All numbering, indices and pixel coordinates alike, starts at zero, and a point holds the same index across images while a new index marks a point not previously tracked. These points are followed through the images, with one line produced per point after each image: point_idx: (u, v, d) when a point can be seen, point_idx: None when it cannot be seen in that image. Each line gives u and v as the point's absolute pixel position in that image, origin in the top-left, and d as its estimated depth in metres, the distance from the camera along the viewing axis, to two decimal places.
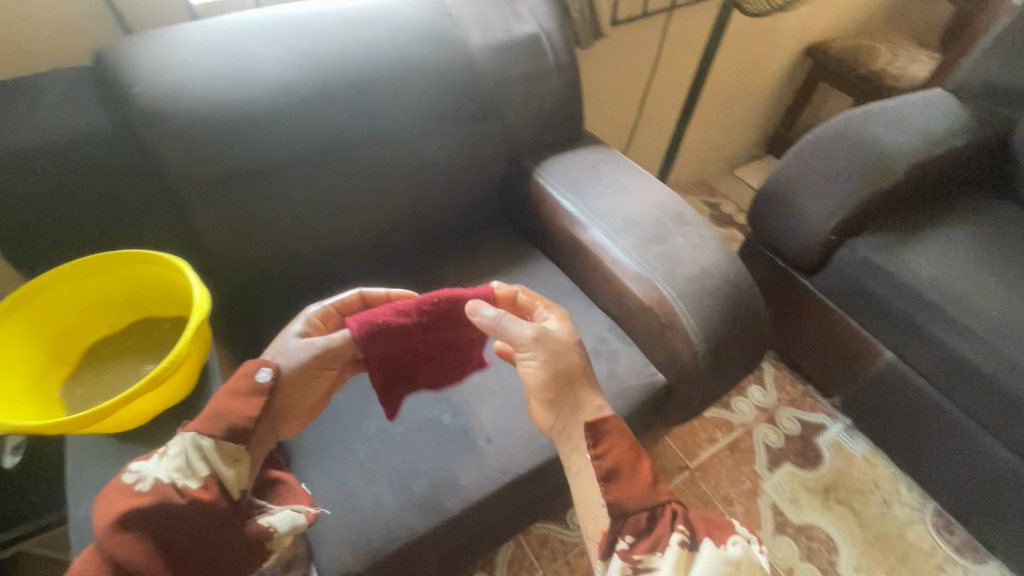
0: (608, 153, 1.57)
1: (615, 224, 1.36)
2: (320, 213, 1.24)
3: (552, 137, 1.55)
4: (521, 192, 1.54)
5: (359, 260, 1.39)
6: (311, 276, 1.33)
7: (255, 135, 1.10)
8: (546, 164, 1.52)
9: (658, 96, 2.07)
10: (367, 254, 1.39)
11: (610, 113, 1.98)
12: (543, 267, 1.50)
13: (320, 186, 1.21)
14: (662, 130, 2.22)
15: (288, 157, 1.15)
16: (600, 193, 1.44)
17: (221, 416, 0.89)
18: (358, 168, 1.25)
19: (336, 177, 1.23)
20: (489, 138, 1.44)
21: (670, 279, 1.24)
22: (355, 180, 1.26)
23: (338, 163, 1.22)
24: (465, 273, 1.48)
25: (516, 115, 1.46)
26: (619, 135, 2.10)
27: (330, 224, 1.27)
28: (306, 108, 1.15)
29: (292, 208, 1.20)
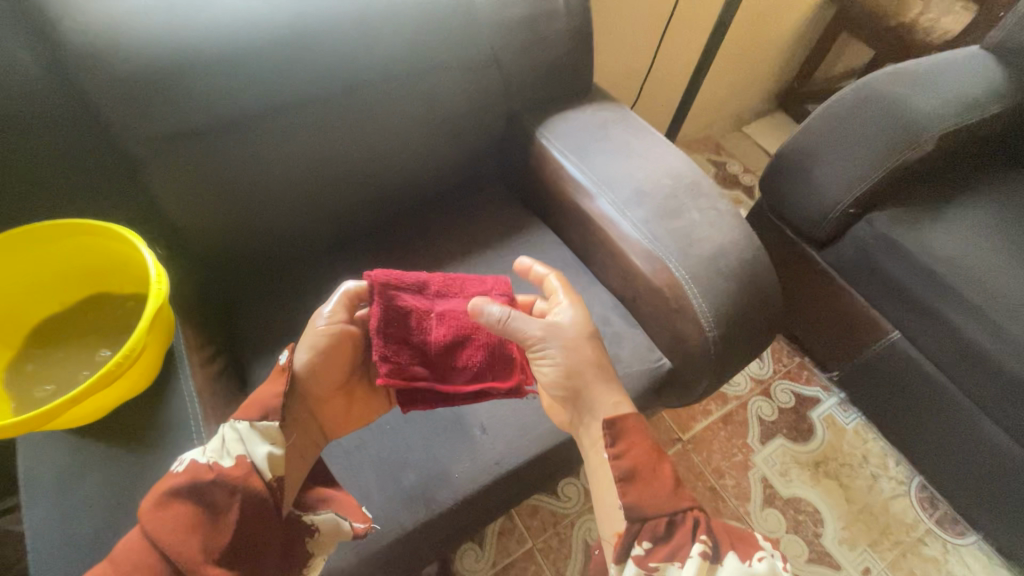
0: (618, 111, 1.41)
1: (624, 193, 1.24)
2: (293, 175, 1.10)
3: (556, 91, 1.39)
4: (522, 153, 1.40)
5: (341, 226, 1.26)
6: (285, 246, 1.20)
7: (213, 82, 0.94)
8: (550, 123, 1.36)
9: (672, 44, 1.88)
10: (349, 221, 1.26)
11: (620, 62, 1.79)
12: (544, 237, 1.39)
13: (292, 143, 1.07)
14: (673, 82, 2.05)
15: (251, 109, 0.99)
16: (609, 157, 1.30)
17: (255, 402, 0.89)
18: (338, 123, 1.10)
19: (311, 134, 1.08)
20: (488, 91, 1.28)
21: (683, 260, 1.14)
22: (332, 137, 1.11)
23: (312, 117, 1.07)
24: (458, 242, 1.36)
25: (519, 64, 1.29)
26: (628, 87, 1.92)
27: (305, 186, 1.13)
28: (275, 52, 0.99)
29: (263, 169, 1.06)
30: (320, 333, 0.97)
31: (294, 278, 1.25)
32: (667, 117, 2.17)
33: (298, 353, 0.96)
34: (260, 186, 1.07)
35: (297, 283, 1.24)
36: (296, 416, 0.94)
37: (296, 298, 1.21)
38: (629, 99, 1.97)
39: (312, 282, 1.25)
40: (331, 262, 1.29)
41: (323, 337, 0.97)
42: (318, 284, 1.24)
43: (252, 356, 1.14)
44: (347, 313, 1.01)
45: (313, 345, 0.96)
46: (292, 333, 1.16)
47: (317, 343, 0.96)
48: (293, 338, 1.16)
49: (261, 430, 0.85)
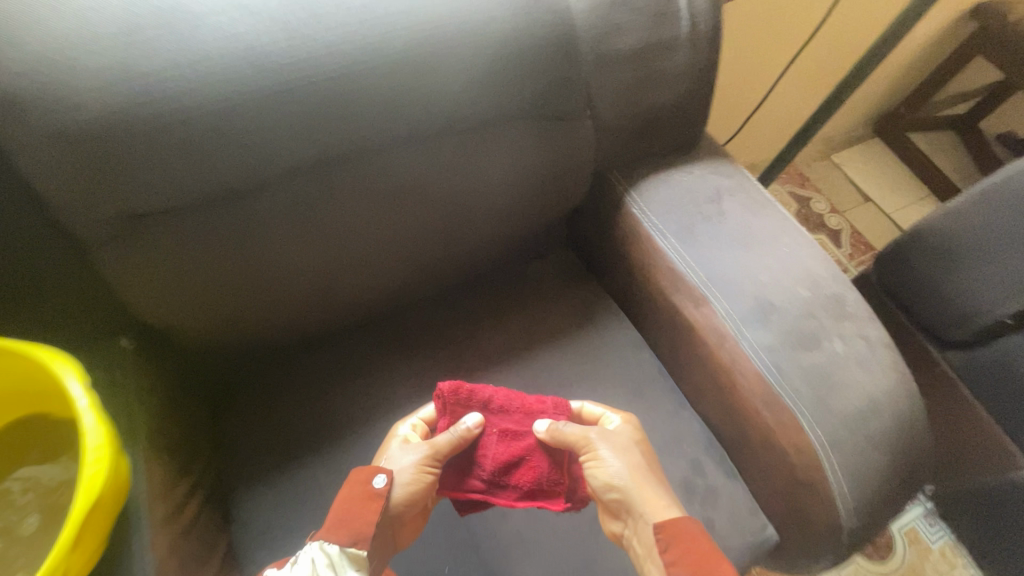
0: (732, 176, 1.08)
1: (741, 302, 0.92)
2: (307, 255, 0.83)
3: (659, 145, 1.06)
4: (603, 220, 1.09)
5: (365, 307, 0.98)
6: (292, 331, 0.93)
7: (200, 143, 0.68)
8: (646, 188, 1.04)
9: (792, 69, 1.51)
10: (376, 301, 0.98)
11: (728, 85, 1.45)
12: (620, 329, 1.09)
13: (307, 217, 0.79)
14: (780, 113, 1.67)
15: (250, 176, 0.72)
16: (726, 245, 0.98)
17: (343, 524, 0.76)
18: (372, 189, 0.82)
19: (332, 204, 0.80)
20: (574, 144, 0.96)
21: (820, 415, 0.84)
22: (361, 207, 0.82)
23: (335, 183, 0.79)
24: (513, 331, 1.07)
25: (619, 111, 0.97)
26: (727, 117, 1.57)
27: (322, 267, 0.86)
28: (289, 98, 0.70)
29: (269, 250, 0.79)
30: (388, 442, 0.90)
31: (302, 366, 0.99)
32: (764, 151, 1.80)
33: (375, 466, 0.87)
34: (261, 269, 0.81)
35: (303, 372, 0.98)
36: (380, 543, 0.81)
37: (302, 395, 0.96)
38: (727, 132, 1.62)
39: (322, 375, 0.99)
40: (349, 347, 1.02)
41: (398, 444, 0.88)
42: (331, 379, 0.98)
43: (243, 475, 0.89)
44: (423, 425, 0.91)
45: (394, 455, 0.86)
46: (296, 446, 0.92)
47: (387, 451, 0.88)
48: (297, 455, 0.91)
49: (352, 556, 0.73)
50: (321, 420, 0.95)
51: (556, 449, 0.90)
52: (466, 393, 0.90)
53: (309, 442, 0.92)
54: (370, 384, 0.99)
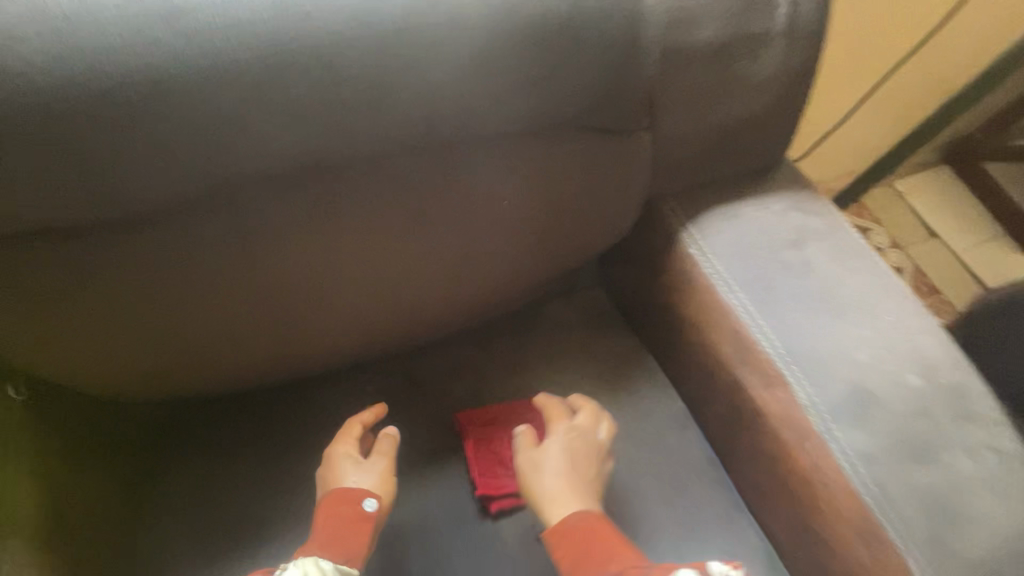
0: (819, 213, 0.84)
1: (826, 384, 0.70)
2: (254, 291, 0.66)
3: (728, 173, 0.84)
4: (649, 262, 0.86)
5: (339, 357, 0.79)
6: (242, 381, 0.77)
7: (120, 147, 0.52)
8: (708, 223, 0.81)
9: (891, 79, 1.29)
10: (356, 348, 0.78)
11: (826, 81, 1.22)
12: (662, 402, 0.87)
13: (255, 247, 0.63)
14: (859, 135, 1.43)
15: (182, 199, 0.56)
16: (812, 307, 0.75)
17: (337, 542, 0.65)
18: (353, 210, 0.65)
19: (292, 229, 0.63)
20: (625, 166, 0.74)
21: (934, 557, 0.61)
22: (334, 234, 0.65)
23: (299, 203, 0.62)
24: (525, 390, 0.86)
25: (686, 125, 0.74)
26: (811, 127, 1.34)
27: (275, 307, 0.68)
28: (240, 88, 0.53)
29: (200, 294, 0.65)
30: (334, 447, 0.74)
31: (260, 420, 0.84)
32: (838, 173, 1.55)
33: (325, 480, 0.72)
34: (197, 308, 0.65)
35: (260, 428, 0.83)
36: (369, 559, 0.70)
37: (256, 457, 0.81)
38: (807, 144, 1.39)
39: (282, 432, 0.83)
40: (318, 400, 0.86)
41: (349, 446, 0.74)
42: (294, 439, 0.82)
43: (173, 552, 0.74)
44: (361, 429, 0.75)
45: (351, 460, 0.72)
46: (243, 521, 0.77)
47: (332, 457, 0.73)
48: (241, 528, 0.76)
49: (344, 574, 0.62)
50: (278, 491, 0.79)
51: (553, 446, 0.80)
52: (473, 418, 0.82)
53: (259, 519, 0.77)
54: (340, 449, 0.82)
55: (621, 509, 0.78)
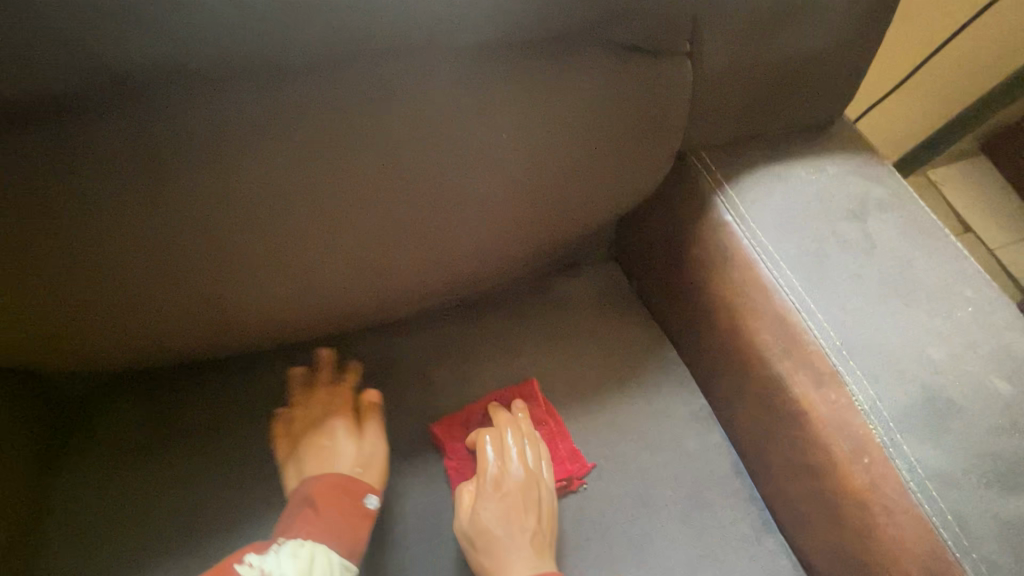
0: (887, 179, 0.69)
1: (890, 388, 0.57)
2: (163, 234, 0.51)
3: (777, 124, 0.69)
4: (673, 231, 0.71)
5: (284, 330, 0.64)
6: (159, 353, 0.62)
7: None
8: (750, 186, 0.67)
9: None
10: (309, 319, 0.64)
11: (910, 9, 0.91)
12: (682, 401, 0.73)
13: (157, 170, 0.47)
14: (951, 94, 1.08)
15: (51, 89, 0.42)
16: (875, 292, 0.61)
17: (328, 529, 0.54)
18: (302, 136, 0.49)
19: (211, 151, 0.48)
20: (655, 103, 0.60)
21: None
22: (274, 165, 0.50)
23: (219, 114, 0.47)
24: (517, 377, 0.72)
25: (735, 55, 0.60)
26: (882, 71, 1.01)
27: (193, 257, 0.53)
28: None
29: (101, 231, 0.49)
30: (326, 423, 0.64)
31: (177, 407, 0.68)
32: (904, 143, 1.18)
33: (314, 464, 0.61)
34: (86, 252, 0.50)
35: (176, 417, 0.68)
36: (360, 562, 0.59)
37: (172, 452, 0.65)
38: (877, 92, 1.05)
39: (207, 422, 0.68)
40: (253, 384, 0.70)
41: (345, 421, 0.64)
42: (222, 430, 0.67)
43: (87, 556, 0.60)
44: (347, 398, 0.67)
45: (353, 438, 0.63)
46: (175, 520, 0.62)
47: (328, 436, 0.63)
48: (172, 529, 0.61)
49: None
50: (198, 494, 0.64)
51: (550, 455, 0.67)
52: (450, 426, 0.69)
53: (173, 528, 0.62)
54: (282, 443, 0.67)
55: (628, 525, 0.65)
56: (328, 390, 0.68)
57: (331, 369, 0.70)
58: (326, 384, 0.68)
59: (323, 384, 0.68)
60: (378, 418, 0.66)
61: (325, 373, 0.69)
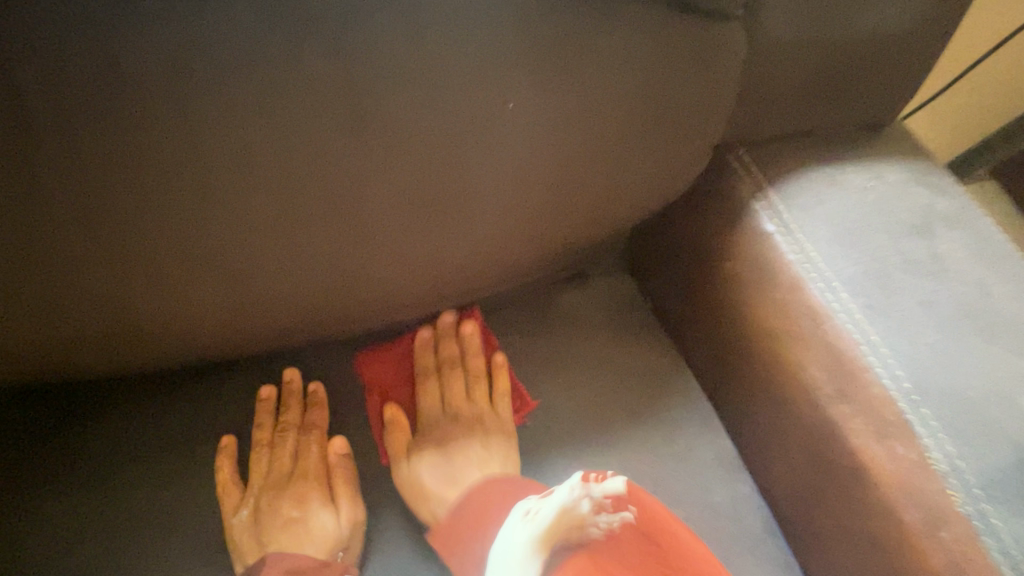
0: (957, 190, 0.58)
1: (974, 441, 0.46)
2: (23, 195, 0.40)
3: (832, 120, 0.58)
4: (705, 241, 0.60)
5: (190, 342, 0.50)
6: (17, 360, 0.47)
7: None
8: (797, 190, 0.56)
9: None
10: (230, 329, 0.50)
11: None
12: (708, 444, 0.61)
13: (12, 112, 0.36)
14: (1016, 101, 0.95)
15: None
16: (950, 322, 0.50)
17: None
18: (220, 83, 0.38)
19: (81, 90, 0.36)
20: (696, 83, 0.49)
21: None
22: (166, 120, 0.39)
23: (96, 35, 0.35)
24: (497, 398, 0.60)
25: (794, 31, 0.50)
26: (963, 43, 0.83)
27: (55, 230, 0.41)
28: None
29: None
30: (292, 483, 0.53)
31: (74, 429, 0.54)
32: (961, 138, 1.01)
33: (276, 536, 0.50)
34: None
35: (67, 443, 0.54)
36: None
37: (55, 489, 0.52)
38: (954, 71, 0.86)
39: (103, 453, 0.54)
40: (171, 408, 0.56)
41: (316, 484, 0.53)
42: (124, 465, 0.53)
43: None
44: (321, 447, 0.55)
45: (325, 507, 0.52)
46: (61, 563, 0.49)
47: (296, 503, 0.52)
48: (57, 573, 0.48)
49: None
50: (88, 543, 0.50)
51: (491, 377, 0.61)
52: (389, 351, 0.62)
53: None
54: (204, 488, 0.53)
55: None
56: (297, 431, 0.56)
57: (303, 404, 0.57)
58: (293, 422, 0.56)
59: (290, 422, 0.56)
60: (354, 479, 0.54)
61: (291, 408, 0.57)
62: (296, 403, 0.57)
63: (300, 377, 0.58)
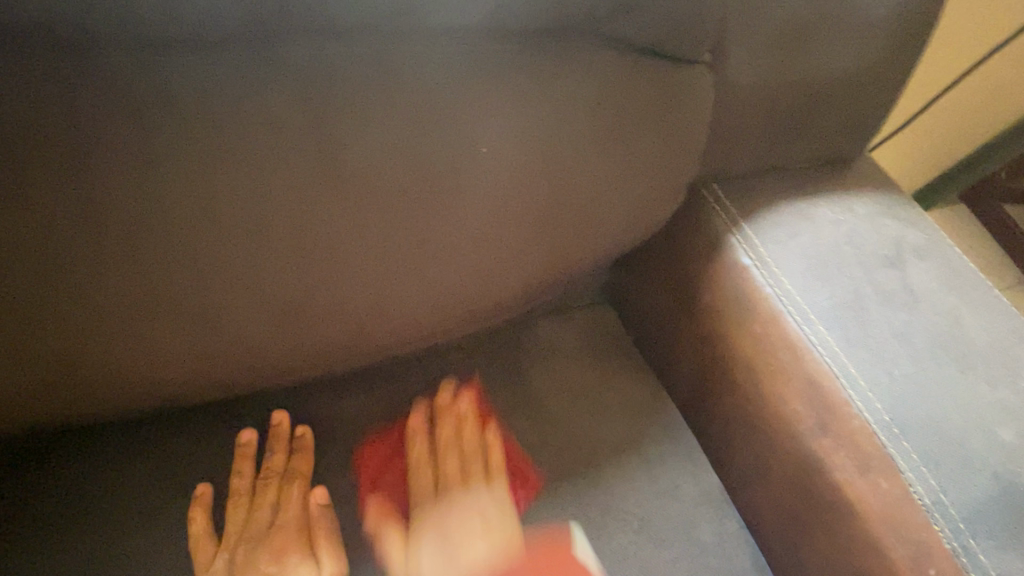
0: (927, 223, 0.60)
1: (956, 475, 0.46)
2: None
3: (801, 157, 0.60)
4: (684, 274, 0.60)
5: (158, 390, 0.48)
6: None
7: None
8: (771, 224, 0.57)
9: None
10: (201, 375, 0.49)
11: (962, 11, 0.80)
12: (693, 479, 0.60)
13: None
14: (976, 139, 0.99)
15: None
16: (925, 353, 0.51)
17: None
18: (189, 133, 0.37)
19: (43, 138, 0.35)
20: (667, 124, 0.50)
21: None
22: (130, 168, 0.38)
23: (60, 83, 0.34)
24: (477, 435, 0.59)
25: (761, 77, 0.51)
26: (920, 81, 0.88)
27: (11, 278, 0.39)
28: None
29: None
30: (270, 535, 0.51)
31: (35, 479, 0.51)
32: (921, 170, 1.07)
33: None
34: None
35: (22, 497, 0.50)
36: None
37: (9, 547, 0.48)
38: (912, 109, 0.92)
39: (62, 506, 0.51)
40: (136, 457, 0.54)
41: (295, 535, 0.51)
42: (87, 518, 0.50)
43: None
44: (303, 496, 0.53)
45: (305, 561, 0.50)
46: None
47: (273, 557, 0.50)
48: None
49: None
50: None
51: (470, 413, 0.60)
52: (368, 386, 0.61)
53: None
54: (172, 542, 0.51)
55: None
56: (280, 478, 0.54)
57: (288, 449, 0.55)
58: (276, 468, 0.54)
59: (273, 469, 0.54)
60: (335, 529, 0.52)
61: (276, 453, 0.55)
62: (281, 446, 0.55)
63: (288, 421, 0.57)
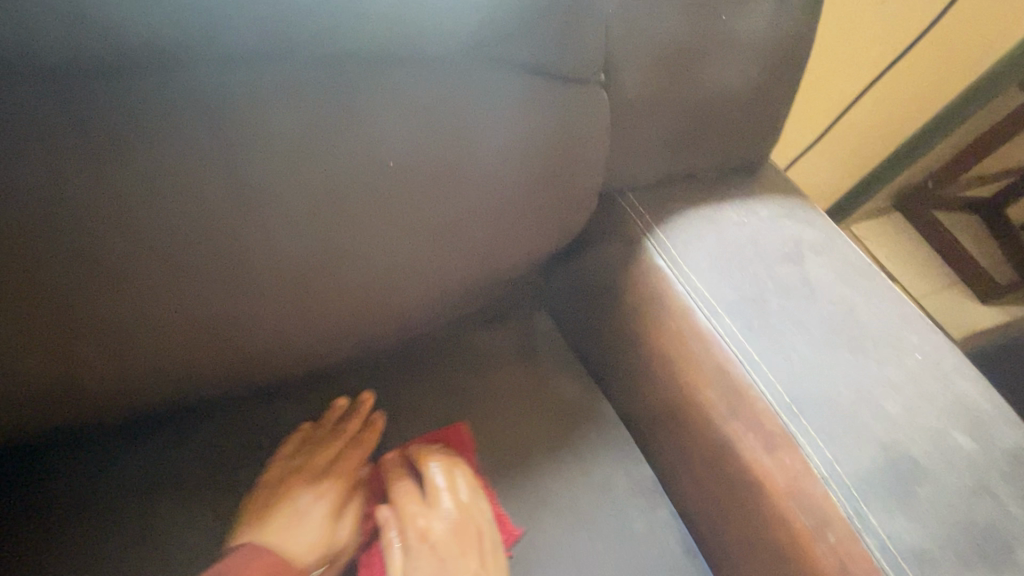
0: (823, 224, 0.65)
1: (848, 447, 0.50)
2: None
3: (705, 168, 0.66)
4: (607, 278, 0.64)
5: (83, 406, 0.49)
6: None
7: None
8: (680, 228, 0.62)
9: (939, 26, 0.92)
10: (131, 389, 0.50)
11: (851, 40, 0.89)
12: (625, 471, 0.63)
13: None
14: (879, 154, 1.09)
15: None
16: (819, 339, 0.56)
17: None
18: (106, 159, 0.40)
19: None
20: (572, 137, 0.55)
21: None
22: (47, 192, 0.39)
23: None
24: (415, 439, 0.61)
25: (652, 98, 0.57)
26: (826, 98, 0.97)
27: None
28: None
29: None
30: (323, 483, 0.56)
31: None
32: (836, 179, 1.16)
33: (281, 525, 0.52)
34: None
35: None
36: None
37: None
38: (820, 123, 1.01)
39: None
40: (67, 472, 0.53)
41: (336, 495, 0.55)
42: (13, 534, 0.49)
43: None
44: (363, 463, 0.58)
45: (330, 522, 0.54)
46: None
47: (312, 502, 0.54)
48: None
49: None
50: None
51: (410, 418, 0.62)
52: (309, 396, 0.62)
53: None
54: (96, 569, 0.49)
55: None
56: (348, 441, 0.59)
57: (367, 422, 0.60)
58: (350, 434, 0.59)
59: (349, 432, 0.59)
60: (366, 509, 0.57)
61: (357, 420, 0.60)
62: (363, 419, 0.60)
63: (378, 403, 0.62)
